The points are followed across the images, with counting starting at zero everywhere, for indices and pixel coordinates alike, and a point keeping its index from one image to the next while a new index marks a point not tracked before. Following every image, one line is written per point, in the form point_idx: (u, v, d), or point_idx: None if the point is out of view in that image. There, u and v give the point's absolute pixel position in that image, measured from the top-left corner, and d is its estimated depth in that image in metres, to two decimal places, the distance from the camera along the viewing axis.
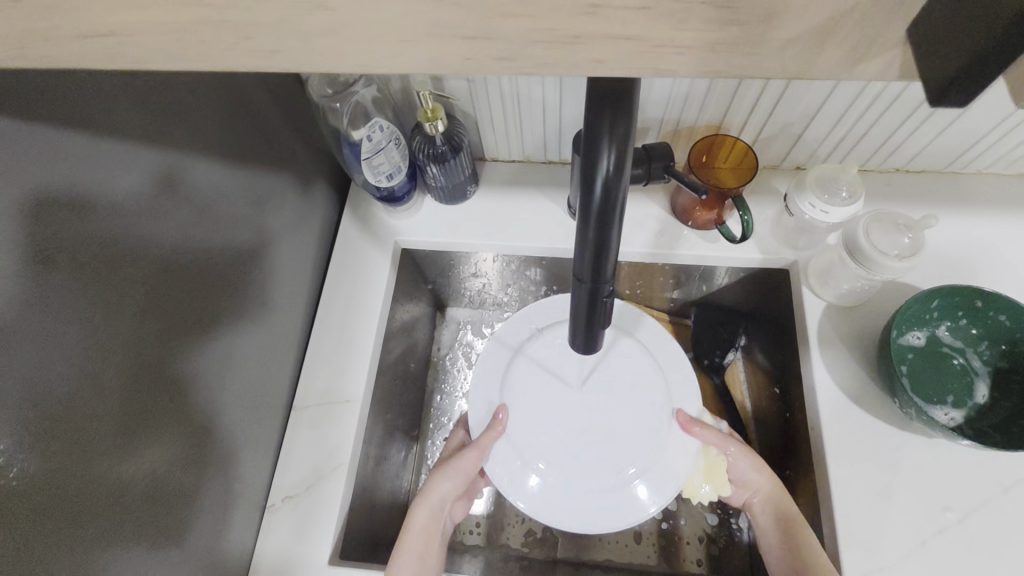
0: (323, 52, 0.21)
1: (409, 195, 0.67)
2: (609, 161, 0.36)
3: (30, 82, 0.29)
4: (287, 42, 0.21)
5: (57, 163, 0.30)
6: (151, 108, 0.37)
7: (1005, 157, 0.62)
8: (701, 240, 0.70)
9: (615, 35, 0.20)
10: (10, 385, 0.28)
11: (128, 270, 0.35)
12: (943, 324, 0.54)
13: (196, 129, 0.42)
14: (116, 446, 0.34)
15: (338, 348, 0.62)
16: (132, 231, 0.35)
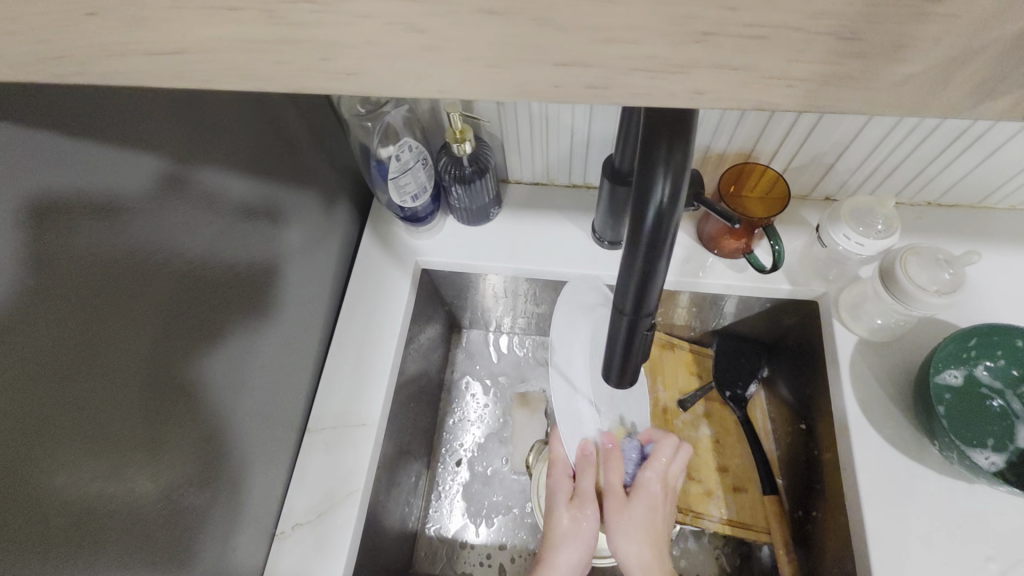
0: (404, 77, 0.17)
1: (431, 215, 0.66)
2: (663, 192, 0.34)
3: (77, 94, 0.26)
4: (366, 65, 0.17)
5: (95, 172, 0.27)
6: (195, 119, 0.35)
7: None
8: (729, 269, 0.68)
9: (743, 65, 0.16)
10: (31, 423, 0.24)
11: (161, 288, 0.32)
12: (982, 364, 0.52)
13: (234, 142, 0.40)
14: (120, 492, 0.29)
15: (355, 371, 0.60)
16: (166, 248, 0.32)
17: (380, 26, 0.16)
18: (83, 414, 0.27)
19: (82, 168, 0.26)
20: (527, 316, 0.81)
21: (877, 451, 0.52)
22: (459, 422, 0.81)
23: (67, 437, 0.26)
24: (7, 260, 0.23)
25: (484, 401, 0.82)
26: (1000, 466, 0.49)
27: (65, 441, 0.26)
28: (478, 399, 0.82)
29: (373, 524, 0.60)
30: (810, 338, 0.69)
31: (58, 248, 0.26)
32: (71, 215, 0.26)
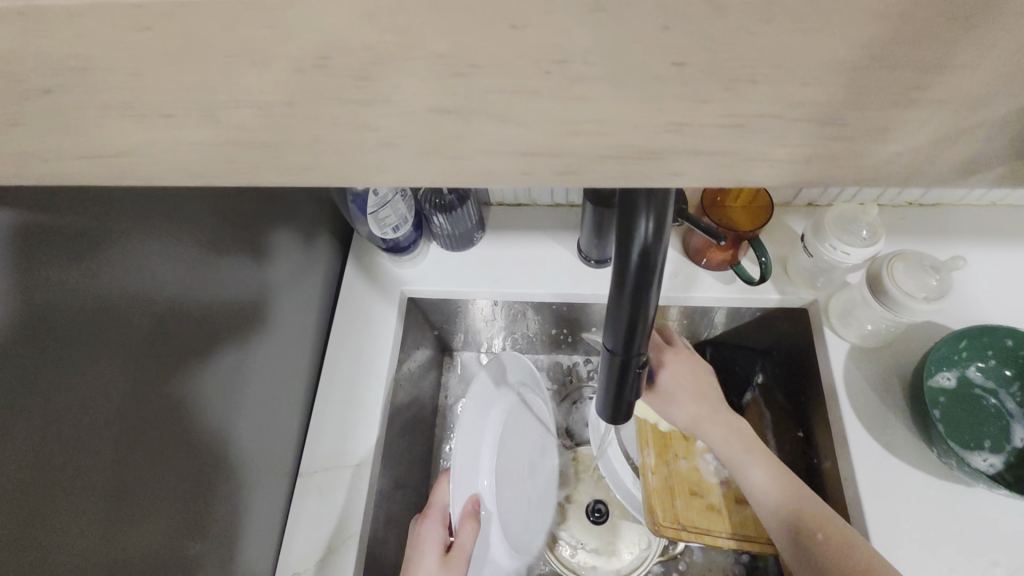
0: (363, 168, 0.17)
1: (415, 244, 0.65)
2: (647, 228, 0.33)
3: (33, 202, 0.27)
4: (323, 159, 0.17)
5: (54, 271, 0.28)
6: (169, 209, 0.35)
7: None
8: (717, 282, 0.67)
9: (699, 150, 0.16)
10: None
11: (131, 384, 0.32)
12: (975, 366, 0.52)
13: (219, 225, 0.40)
14: None
15: (346, 406, 0.58)
16: (133, 339, 0.32)
17: (335, 123, 0.16)
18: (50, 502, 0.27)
19: (55, 264, 0.28)
20: (517, 339, 0.79)
21: (875, 456, 0.51)
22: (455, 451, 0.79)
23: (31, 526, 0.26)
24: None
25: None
26: (998, 468, 0.49)
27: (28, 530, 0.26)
28: None
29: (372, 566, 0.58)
30: (803, 343, 0.68)
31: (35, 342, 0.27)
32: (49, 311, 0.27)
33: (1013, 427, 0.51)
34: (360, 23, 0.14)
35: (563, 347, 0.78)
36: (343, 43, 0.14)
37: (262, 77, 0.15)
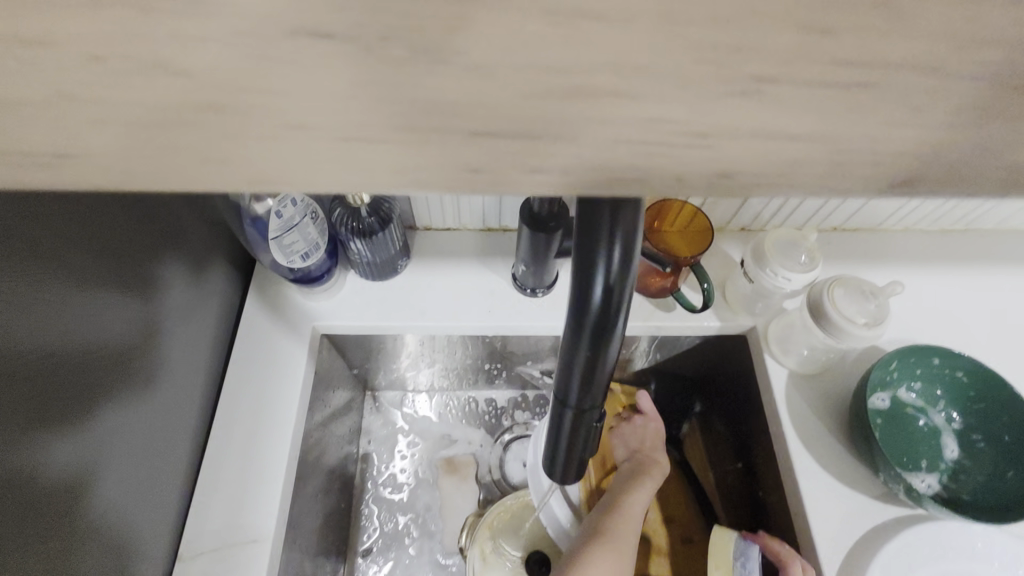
0: (443, 180, 0.12)
1: (328, 274, 0.80)
2: (610, 266, 0.32)
3: None
4: (385, 130, 0.11)
5: None
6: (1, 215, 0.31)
7: (925, 216, 0.81)
8: (660, 310, 0.83)
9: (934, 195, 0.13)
10: None
11: None
12: (904, 386, 0.66)
13: (85, 245, 0.37)
14: None
15: (240, 477, 0.68)
16: None
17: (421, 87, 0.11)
18: None
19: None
20: (449, 371, 1.01)
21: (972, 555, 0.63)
22: (383, 488, 1.00)
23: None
24: None
25: (407, 450, 1.03)
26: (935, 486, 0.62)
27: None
28: (402, 453, 1.03)
29: None
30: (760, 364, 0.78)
31: None
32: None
33: (944, 439, 0.65)
34: (422, 124, 0.11)
35: (477, 360, 0.97)
36: (400, 150, 0.11)
37: (304, 191, 0.12)
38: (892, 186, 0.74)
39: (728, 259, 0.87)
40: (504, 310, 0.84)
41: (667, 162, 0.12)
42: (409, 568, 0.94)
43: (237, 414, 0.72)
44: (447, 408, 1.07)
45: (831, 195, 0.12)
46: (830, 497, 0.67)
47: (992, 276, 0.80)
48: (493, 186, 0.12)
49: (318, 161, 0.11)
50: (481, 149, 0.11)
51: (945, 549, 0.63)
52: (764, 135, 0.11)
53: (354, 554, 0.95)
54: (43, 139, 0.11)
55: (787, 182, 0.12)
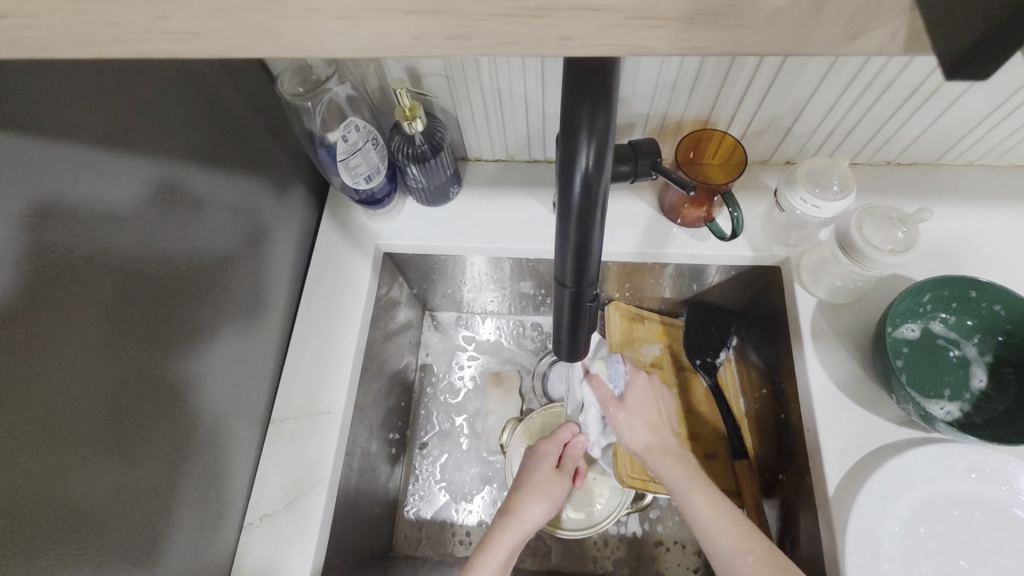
0: (397, 44, 0.20)
1: (388, 198, 0.89)
2: (588, 158, 0.39)
3: (89, 125, 0.46)
4: (360, 10, 0.20)
5: (92, 174, 0.46)
6: (158, 128, 0.55)
7: (984, 148, 0.79)
8: (693, 239, 0.87)
9: (707, 49, 0.19)
10: (102, 343, 0.47)
11: (147, 255, 0.53)
12: (935, 318, 0.70)
13: (196, 147, 0.61)
14: (122, 398, 0.49)
15: (317, 362, 0.82)
16: (135, 233, 0.51)
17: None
18: (139, 325, 0.51)
19: (27, 177, 0.41)
20: (500, 295, 1.11)
21: (980, 477, 0.65)
22: (441, 396, 1.13)
23: (29, 358, 0.41)
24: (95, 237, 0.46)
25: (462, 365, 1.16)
26: (953, 412, 0.67)
27: (31, 362, 0.41)
28: (459, 368, 1.15)
29: (356, 474, 0.87)
30: (791, 292, 0.81)
31: (127, 233, 0.50)
32: (57, 223, 0.43)
33: (972, 368, 0.70)
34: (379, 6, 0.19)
35: (525, 285, 1.06)
36: (370, 22, 0.20)
37: (319, 51, 0.21)
38: (948, 114, 0.72)
39: (767, 189, 0.88)
40: (544, 235, 0.92)
41: (525, 31, 0.19)
42: (459, 461, 1.08)
43: (316, 314, 0.85)
44: (499, 331, 1.18)
45: (639, 50, 0.20)
46: (839, 413, 0.71)
47: None
48: (426, 47, 0.20)
49: (324, 32, 0.20)
50: (414, 22, 0.20)
51: (949, 466, 0.65)
52: (578, 6, 0.19)
53: (412, 446, 1.09)
54: (187, 20, 0.20)
55: (609, 42, 0.19)
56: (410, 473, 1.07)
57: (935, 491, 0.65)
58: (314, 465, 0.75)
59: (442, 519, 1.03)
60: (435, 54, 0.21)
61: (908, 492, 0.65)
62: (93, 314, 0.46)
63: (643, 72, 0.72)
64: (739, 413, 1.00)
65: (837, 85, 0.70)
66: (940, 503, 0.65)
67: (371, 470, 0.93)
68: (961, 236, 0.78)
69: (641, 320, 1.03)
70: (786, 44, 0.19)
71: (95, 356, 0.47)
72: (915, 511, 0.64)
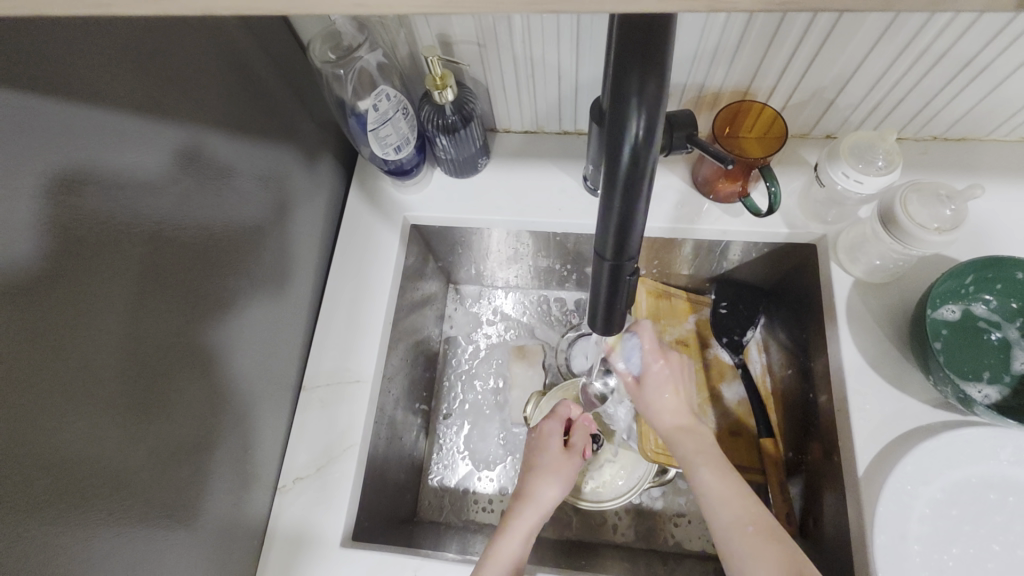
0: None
1: (416, 170, 0.89)
2: (638, 126, 0.38)
3: (126, 89, 0.46)
4: None
5: (123, 140, 0.46)
6: (191, 93, 0.54)
7: None
8: (726, 215, 0.85)
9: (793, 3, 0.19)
10: (138, 312, 0.48)
11: (177, 226, 0.52)
12: (978, 300, 0.68)
13: (227, 114, 0.61)
14: (156, 367, 0.50)
15: (346, 333, 0.82)
16: (164, 203, 0.51)
17: None
18: (170, 294, 0.52)
19: (48, 146, 0.40)
20: (526, 269, 1.10)
21: (1016, 460, 0.64)
22: (464, 368, 1.14)
23: (53, 334, 0.40)
24: (129, 208, 0.47)
25: (487, 334, 1.17)
26: (991, 396, 0.65)
27: (59, 334, 0.41)
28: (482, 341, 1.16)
29: (384, 440, 0.89)
30: (827, 270, 0.79)
31: (157, 202, 0.50)
32: (93, 188, 0.43)
33: (1013, 352, 0.68)
34: None
35: (550, 259, 1.05)
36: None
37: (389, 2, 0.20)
38: (1006, 87, 0.68)
39: (806, 164, 0.85)
40: (572, 208, 0.90)
41: None
42: (481, 431, 1.09)
43: (345, 284, 0.86)
44: (523, 307, 1.18)
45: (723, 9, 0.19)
46: (873, 393, 0.70)
47: None
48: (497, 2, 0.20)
49: None
50: None
51: (986, 449, 0.64)
52: None
53: (435, 417, 1.10)
54: None
55: None
56: (433, 442, 1.09)
57: (968, 475, 0.64)
58: (342, 433, 0.76)
59: (465, 488, 1.04)
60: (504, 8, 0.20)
61: (942, 475, 0.64)
62: (127, 281, 0.47)
63: (684, 38, 0.69)
64: (765, 393, 0.99)
65: (888, 56, 0.66)
66: (974, 487, 0.64)
67: (397, 438, 0.94)
68: (1009, 217, 0.75)
69: (668, 298, 1.02)
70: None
71: (131, 324, 0.47)
72: (947, 494, 0.63)
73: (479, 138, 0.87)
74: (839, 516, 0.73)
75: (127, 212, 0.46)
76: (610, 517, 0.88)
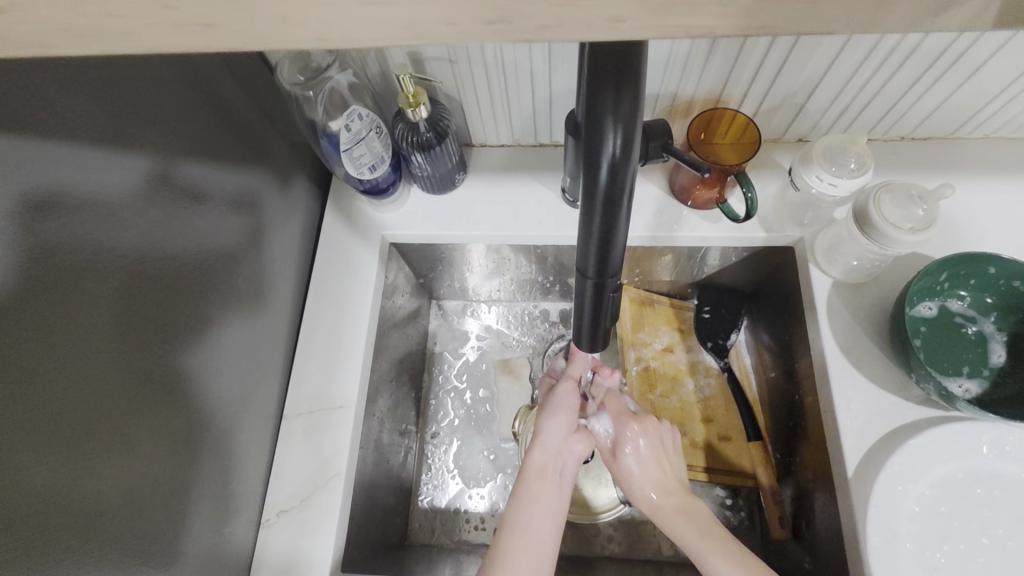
0: (433, 31, 0.19)
1: (392, 187, 0.87)
2: (615, 141, 0.37)
3: (90, 114, 0.45)
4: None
5: (87, 164, 0.44)
6: (158, 117, 0.53)
7: (1004, 121, 0.77)
8: (704, 221, 0.85)
9: (766, 29, 0.18)
10: (109, 343, 0.46)
11: (147, 252, 0.51)
12: (952, 295, 0.69)
13: (197, 137, 0.59)
14: (129, 401, 0.48)
15: (327, 357, 0.80)
16: (133, 229, 0.49)
17: None
18: (144, 323, 0.50)
19: (8, 176, 0.38)
20: (508, 281, 1.09)
21: (999, 453, 0.64)
22: (450, 384, 1.13)
23: (22, 369, 0.38)
24: (97, 235, 0.45)
25: (472, 349, 1.16)
26: (971, 390, 0.66)
27: (27, 371, 0.39)
28: (467, 356, 1.14)
29: (370, 464, 0.86)
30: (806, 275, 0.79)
31: (125, 228, 0.48)
32: (59, 216, 0.42)
33: (990, 345, 0.69)
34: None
35: (532, 271, 1.04)
36: (399, 8, 0.18)
37: (349, 35, 0.19)
38: (968, 87, 0.70)
39: (780, 168, 0.86)
40: (551, 220, 0.90)
41: (576, 13, 0.18)
42: (470, 447, 1.07)
43: (323, 306, 0.84)
44: (507, 319, 1.16)
45: (695, 32, 0.18)
46: (857, 393, 0.70)
47: None
48: (462, 33, 0.19)
49: (354, 18, 0.19)
50: (450, 7, 0.18)
51: (969, 443, 0.65)
52: None
53: (423, 436, 1.08)
54: (195, 10, 0.19)
55: (663, 23, 0.18)
56: (422, 462, 1.06)
57: (954, 470, 0.64)
58: (325, 462, 0.74)
59: (456, 507, 1.02)
60: (470, 39, 0.19)
61: (927, 472, 0.64)
62: (98, 311, 0.45)
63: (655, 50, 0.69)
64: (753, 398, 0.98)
65: (855, 59, 0.67)
66: (960, 482, 0.64)
67: (384, 460, 0.92)
68: (978, 212, 0.76)
69: (652, 306, 1.01)
70: (852, 20, 0.18)
71: (103, 355, 0.45)
72: (933, 490, 0.64)
73: (455, 155, 0.87)
74: (831, 519, 0.73)
75: (95, 239, 0.45)
76: (604, 532, 0.87)
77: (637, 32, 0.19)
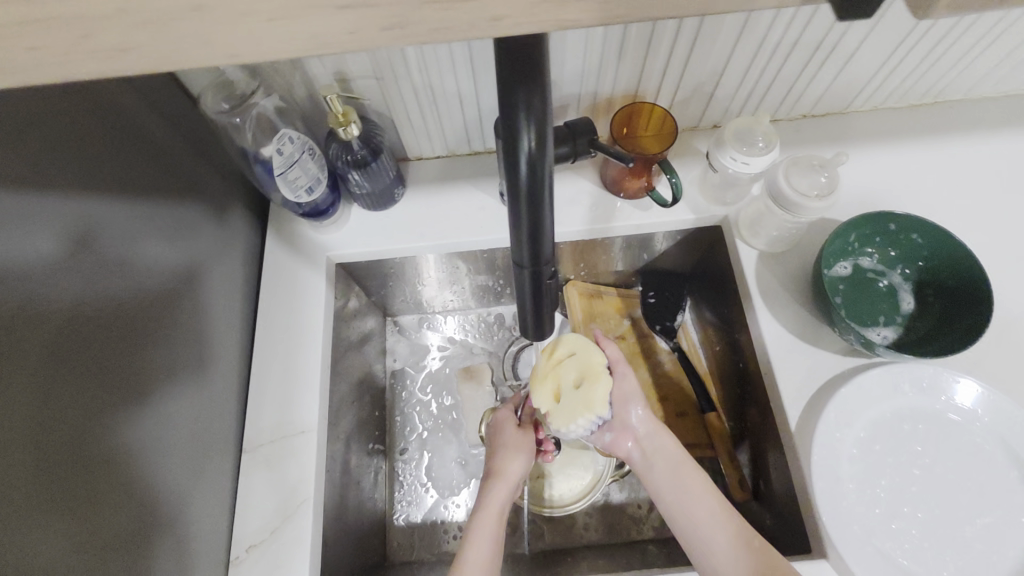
0: (337, 40, 0.21)
1: (333, 208, 0.88)
2: (530, 139, 0.40)
3: None
4: (290, 9, 0.20)
5: None
6: (67, 160, 0.51)
7: (888, 94, 0.85)
8: (637, 210, 0.90)
9: (625, 18, 0.21)
10: (29, 402, 0.43)
11: (68, 301, 0.48)
12: (862, 253, 0.76)
13: (115, 179, 0.57)
14: (60, 461, 0.45)
15: (282, 382, 0.79)
16: (48, 279, 0.46)
17: None
18: (71, 377, 0.47)
19: None
20: (459, 291, 1.12)
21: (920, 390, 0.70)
22: (414, 398, 1.12)
23: None
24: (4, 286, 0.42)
25: (434, 361, 1.16)
26: (888, 336, 0.73)
27: None
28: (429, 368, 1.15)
29: (341, 485, 0.85)
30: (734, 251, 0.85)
31: (37, 278, 0.45)
32: None
33: (900, 294, 0.76)
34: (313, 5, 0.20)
35: (483, 276, 1.06)
36: (304, 23, 0.20)
37: (260, 51, 0.21)
38: (850, 65, 0.77)
39: (700, 153, 0.92)
40: (494, 224, 0.92)
41: (462, 16, 0.21)
42: (440, 456, 1.08)
43: (275, 333, 0.83)
44: (464, 327, 1.18)
45: (566, 25, 0.21)
46: (790, 352, 0.76)
47: (950, 143, 0.85)
48: (364, 40, 0.21)
49: (262, 34, 0.20)
50: (350, 18, 0.20)
51: (892, 382, 0.69)
52: None
53: (391, 454, 1.07)
54: (110, 38, 0.20)
55: (539, 20, 0.21)
56: (393, 480, 1.05)
57: (881, 409, 0.69)
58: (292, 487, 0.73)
59: (433, 520, 1.02)
60: (373, 46, 0.21)
61: (856, 414, 0.69)
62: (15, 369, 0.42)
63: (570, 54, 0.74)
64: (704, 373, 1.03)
65: (750, 48, 0.74)
66: (888, 420, 0.69)
67: (353, 481, 0.91)
68: (879, 174, 0.83)
69: (600, 296, 1.06)
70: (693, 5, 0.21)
71: (23, 414, 0.42)
72: (865, 430, 0.69)
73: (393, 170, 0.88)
74: (783, 472, 0.78)
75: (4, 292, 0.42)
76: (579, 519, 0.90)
77: (517, 28, 0.21)
